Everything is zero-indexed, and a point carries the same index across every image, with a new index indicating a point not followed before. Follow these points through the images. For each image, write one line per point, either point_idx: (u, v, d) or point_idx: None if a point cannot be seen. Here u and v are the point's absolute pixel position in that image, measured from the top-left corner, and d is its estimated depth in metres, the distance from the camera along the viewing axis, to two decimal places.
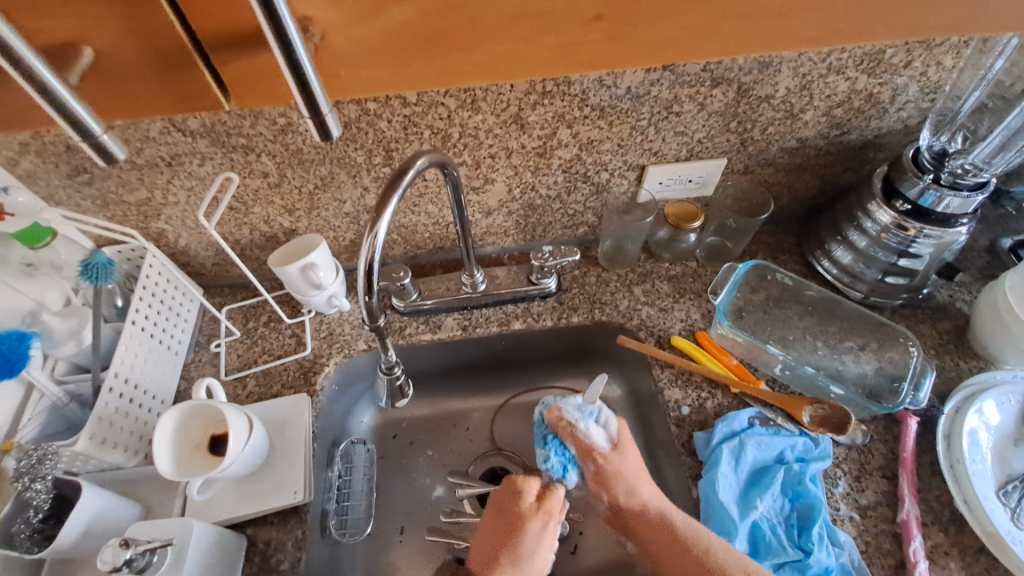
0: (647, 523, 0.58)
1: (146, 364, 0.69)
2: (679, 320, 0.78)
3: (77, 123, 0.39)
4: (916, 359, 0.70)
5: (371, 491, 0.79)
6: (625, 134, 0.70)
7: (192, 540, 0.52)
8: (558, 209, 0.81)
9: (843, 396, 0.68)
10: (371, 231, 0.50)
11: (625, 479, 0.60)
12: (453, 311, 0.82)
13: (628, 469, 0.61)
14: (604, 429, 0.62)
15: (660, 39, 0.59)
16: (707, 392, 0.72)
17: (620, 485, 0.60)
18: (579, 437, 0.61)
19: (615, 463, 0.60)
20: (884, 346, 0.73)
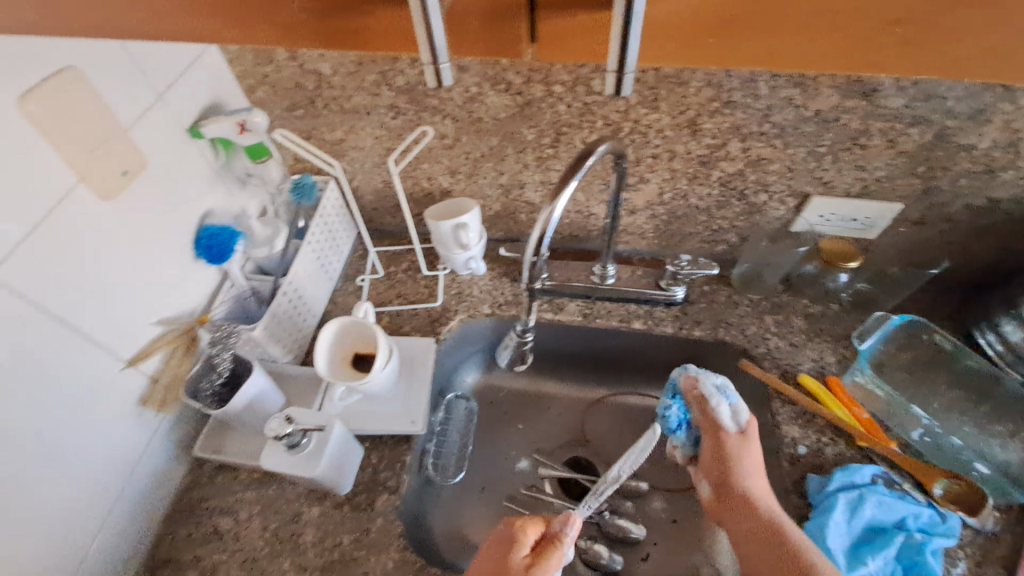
0: (749, 509, 0.59)
1: (310, 279, 0.80)
2: (809, 359, 0.75)
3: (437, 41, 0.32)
4: None
5: (464, 444, 0.85)
6: (798, 158, 0.69)
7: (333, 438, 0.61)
8: (702, 221, 0.80)
9: (985, 476, 0.64)
10: (550, 205, 0.52)
11: (740, 460, 0.61)
12: (576, 297, 0.85)
13: (742, 460, 0.61)
14: (733, 415, 0.63)
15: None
16: (829, 438, 0.69)
17: (739, 471, 0.61)
18: (707, 411, 0.64)
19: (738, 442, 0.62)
20: None
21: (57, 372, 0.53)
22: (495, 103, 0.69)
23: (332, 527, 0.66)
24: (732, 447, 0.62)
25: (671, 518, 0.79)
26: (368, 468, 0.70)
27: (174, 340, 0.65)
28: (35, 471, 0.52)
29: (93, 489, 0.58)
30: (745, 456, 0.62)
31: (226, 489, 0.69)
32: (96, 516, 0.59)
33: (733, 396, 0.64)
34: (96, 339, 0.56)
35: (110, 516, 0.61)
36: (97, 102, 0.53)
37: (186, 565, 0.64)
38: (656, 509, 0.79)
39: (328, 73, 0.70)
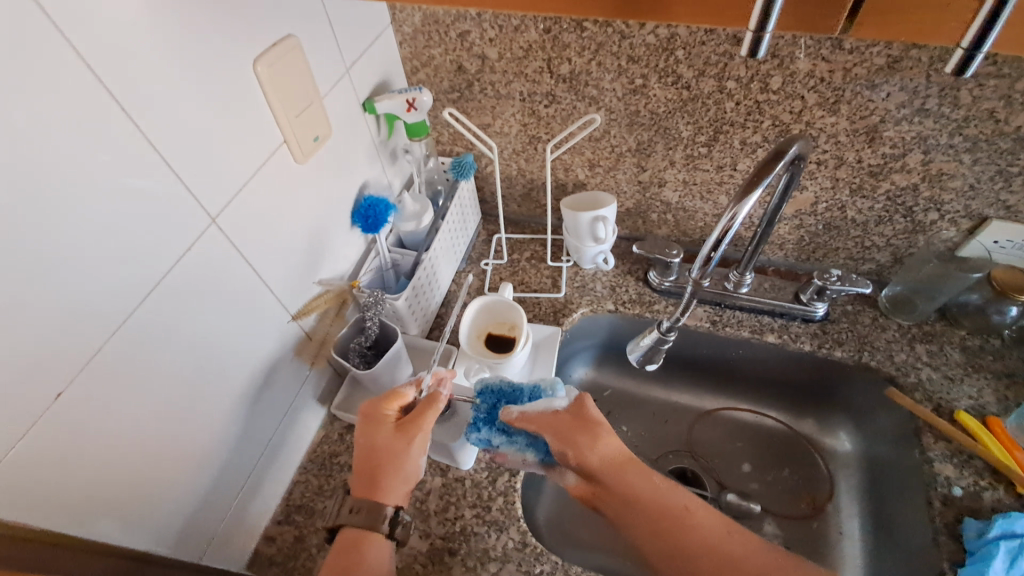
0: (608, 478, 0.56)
1: (443, 258, 0.82)
2: (967, 396, 0.69)
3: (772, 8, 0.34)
4: None
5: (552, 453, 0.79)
6: (986, 176, 0.64)
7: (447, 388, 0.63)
8: (855, 236, 0.76)
9: None
10: (732, 211, 0.52)
11: (591, 426, 0.58)
12: (705, 302, 0.82)
13: (559, 431, 0.58)
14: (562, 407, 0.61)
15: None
16: (987, 482, 0.63)
17: (582, 430, 0.58)
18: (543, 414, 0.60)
19: (573, 408, 0.60)
20: None
21: (247, 315, 0.57)
22: (658, 96, 0.68)
23: (452, 498, 0.67)
24: (563, 425, 0.59)
25: (786, 545, 0.74)
26: None
27: (330, 300, 0.69)
28: (219, 405, 0.55)
29: (254, 434, 0.62)
30: (567, 416, 0.59)
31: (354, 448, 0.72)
32: (253, 460, 0.62)
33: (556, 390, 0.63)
34: (274, 288, 0.60)
35: (261, 463, 0.64)
36: (304, 66, 0.57)
37: (318, 514, 0.67)
38: (771, 533, 0.75)
39: (493, 59, 0.72)
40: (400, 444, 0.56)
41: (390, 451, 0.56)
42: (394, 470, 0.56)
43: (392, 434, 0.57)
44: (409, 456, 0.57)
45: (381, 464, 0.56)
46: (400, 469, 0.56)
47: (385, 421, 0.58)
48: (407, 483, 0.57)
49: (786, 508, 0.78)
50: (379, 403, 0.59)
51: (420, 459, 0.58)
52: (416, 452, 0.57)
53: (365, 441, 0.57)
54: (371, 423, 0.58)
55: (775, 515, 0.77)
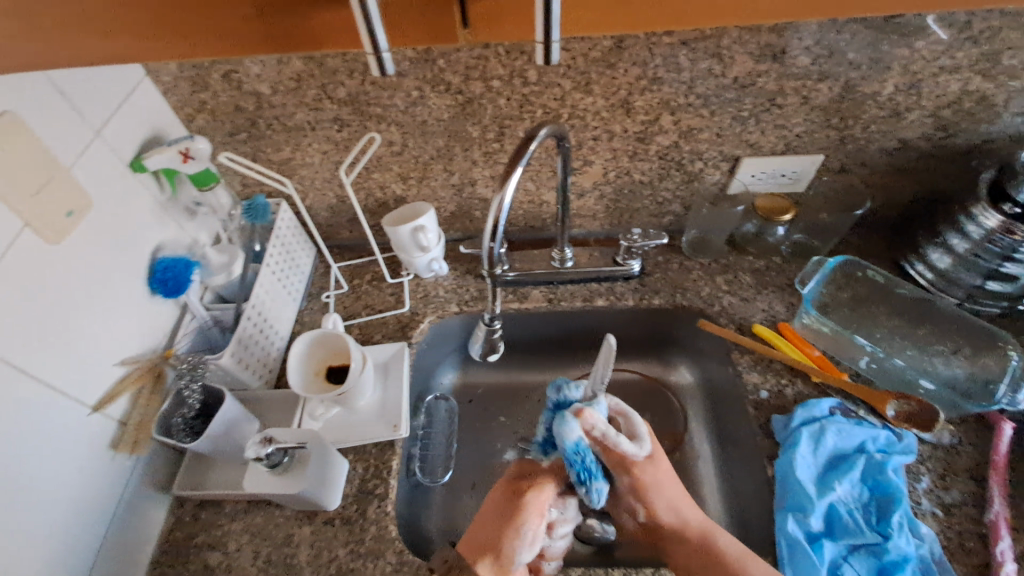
0: (678, 539, 0.62)
1: (272, 301, 0.78)
2: (761, 310, 0.80)
3: (372, 36, 0.38)
4: (1015, 365, 0.68)
5: (586, 487, 0.59)
6: (725, 124, 0.73)
7: (655, 455, 0.64)
8: (648, 195, 0.85)
9: (931, 391, 0.68)
10: (500, 191, 0.54)
11: (660, 493, 0.62)
12: (539, 284, 0.87)
13: (630, 495, 0.63)
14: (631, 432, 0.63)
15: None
16: (787, 379, 0.73)
17: (658, 504, 0.62)
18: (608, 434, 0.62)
19: (651, 476, 0.62)
20: (978, 351, 0.71)
21: (18, 420, 0.52)
22: (437, 104, 0.71)
23: (325, 542, 0.65)
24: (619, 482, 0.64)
25: None
26: (356, 479, 0.70)
27: (138, 379, 0.65)
28: (11, 527, 0.51)
29: (65, 546, 0.57)
30: (643, 480, 0.62)
31: (211, 523, 0.68)
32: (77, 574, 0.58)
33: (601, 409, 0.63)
34: (55, 384, 0.56)
35: (93, 575, 0.59)
36: (36, 146, 0.53)
37: None
38: None
39: (267, 93, 0.70)
40: (508, 500, 0.58)
41: (512, 506, 0.57)
42: (484, 526, 0.57)
43: (512, 496, 0.58)
44: (521, 519, 0.56)
45: (485, 518, 0.58)
46: (487, 525, 0.57)
47: (511, 488, 0.60)
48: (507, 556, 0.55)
49: None
50: (528, 467, 0.63)
51: (529, 530, 0.55)
52: (534, 510, 0.56)
53: (490, 503, 0.60)
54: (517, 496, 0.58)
55: None
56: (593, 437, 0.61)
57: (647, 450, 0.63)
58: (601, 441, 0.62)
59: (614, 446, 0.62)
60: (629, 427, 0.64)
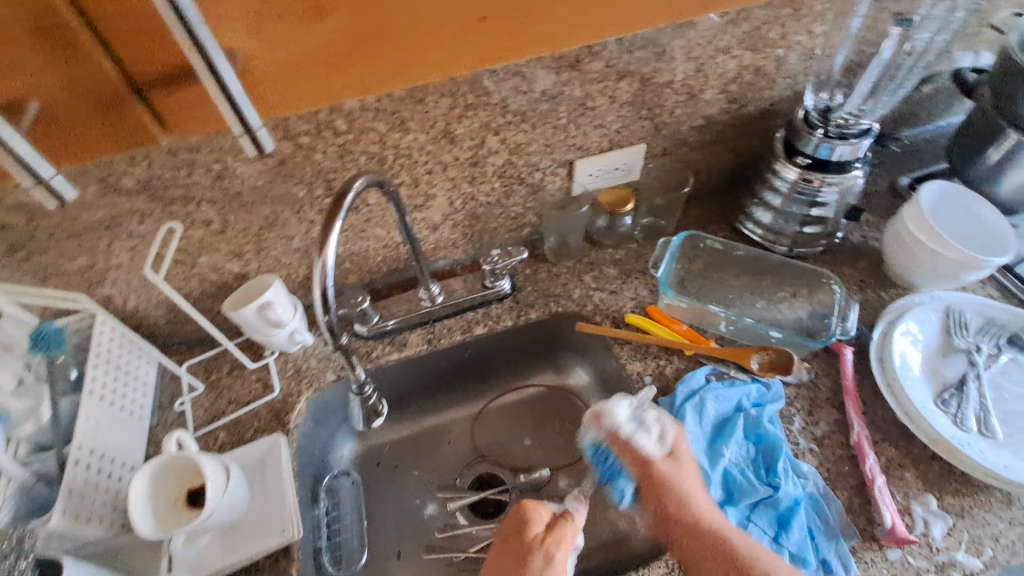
0: (677, 519, 0.60)
1: (109, 431, 0.67)
2: (629, 299, 0.83)
3: (31, 170, 0.47)
4: (840, 295, 0.78)
5: (613, 485, 0.68)
6: (549, 134, 0.75)
7: (680, 454, 0.64)
8: (500, 213, 0.85)
9: (782, 338, 0.74)
10: (320, 256, 0.52)
11: (670, 487, 0.62)
12: (415, 327, 0.83)
13: (645, 485, 0.64)
14: (656, 435, 0.65)
15: (484, 47, 0.63)
16: (665, 358, 0.76)
17: (665, 493, 0.62)
18: (630, 445, 0.65)
19: (664, 467, 0.63)
20: (812, 290, 0.80)
21: None
22: (247, 172, 0.65)
23: None
24: (648, 481, 0.64)
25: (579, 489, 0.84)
26: None
27: None
28: None
29: None
30: (655, 468, 0.63)
31: None
32: None
33: (643, 417, 0.66)
34: None
35: None
36: None
37: None
38: (563, 487, 0.85)
39: (35, 201, 0.60)
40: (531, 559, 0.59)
41: (521, 557, 0.60)
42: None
43: (541, 556, 0.59)
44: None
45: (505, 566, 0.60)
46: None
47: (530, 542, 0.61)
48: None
49: (566, 457, 0.88)
50: (535, 506, 0.64)
51: None
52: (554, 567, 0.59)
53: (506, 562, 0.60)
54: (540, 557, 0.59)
55: (561, 469, 0.87)
56: (606, 434, 0.67)
57: (670, 447, 0.64)
58: (614, 439, 0.66)
59: (629, 445, 0.65)
60: (657, 429, 0.65)
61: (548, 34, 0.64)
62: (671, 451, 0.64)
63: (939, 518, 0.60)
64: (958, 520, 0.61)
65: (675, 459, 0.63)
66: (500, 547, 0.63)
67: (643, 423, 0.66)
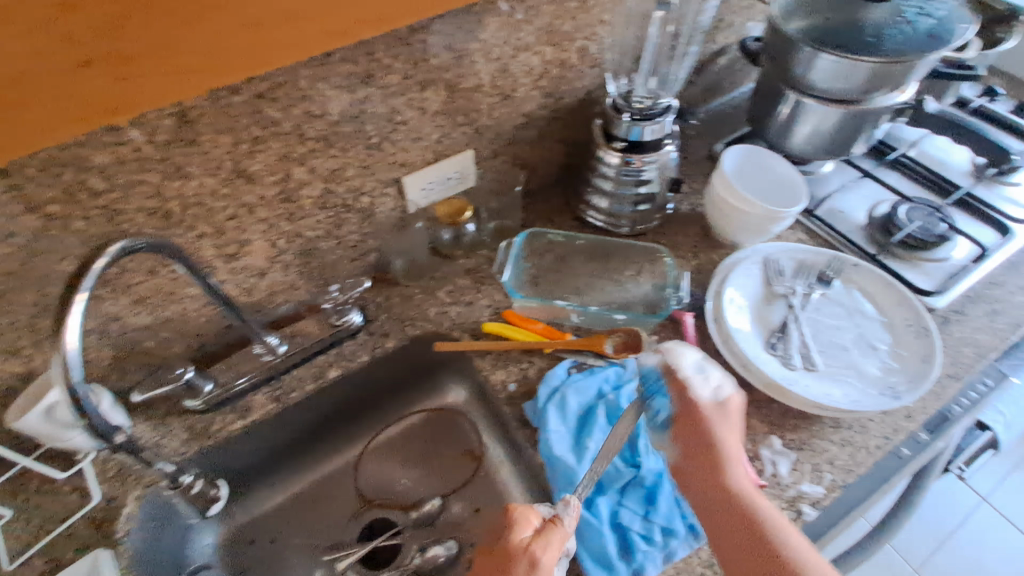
0: (700, 462, 0.56)
1: None
2: (486, 307, 0.82)
3: None
4: (673, 264, 0.83)
5: (645, 403, 0.63)
6: (363, 156, 0.71)
7: (729, 410, 0.59)
8: (335, 245, 0.79)
9: (626, 318, 0.77)
10: (61, 353, 0.45)
11: (716, 443, 0.56)
12: (260, 386, 0.76)
13: (681, 425, 0.59)
14: (710, 381, 0.61)
15: (158, 86, 0.50)
16: (527, 361, 0.76)
17: (707, 449, 0.56)
18: (685, 384, 0.60)
19: (713, 414, 0.58)
20: (650, 266, 0.84)
21: None
22: None
23: None
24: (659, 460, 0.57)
25: (476, 508, 0.82)
26: None
27: None
28: None
29: None
30: (704, 413, 0.58)
31: None
32: None
33: (695, 363, 0.62)
34: None
35: None
36: None
37: None
38: (458, 511, 0.82)
39: None
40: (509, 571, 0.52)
41: (504, 565, 0.53)
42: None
43: (524, 566, 0.52)
44: None
45: None
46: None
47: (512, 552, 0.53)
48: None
49: (458, 480, 0.86)
50: (522, 510, 0.56)
51: None
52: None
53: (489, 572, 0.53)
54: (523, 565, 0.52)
55: (454, 493, 0.84)
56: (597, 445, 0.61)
57: (725, 401, 0.59)
58: (674, 375, 0.61)
59: (685, 386, 0.60)
60: (710, 374, 0.61)
61: (214, 63, 0.51)
62: (710, 410, 0.58)
63: (783, 456, 0.65)
64: (800, 454, 0.66)
65: (717, 408, 0.58)
66: (484, 564, 0.54)
67: (699, 369, 0.62)
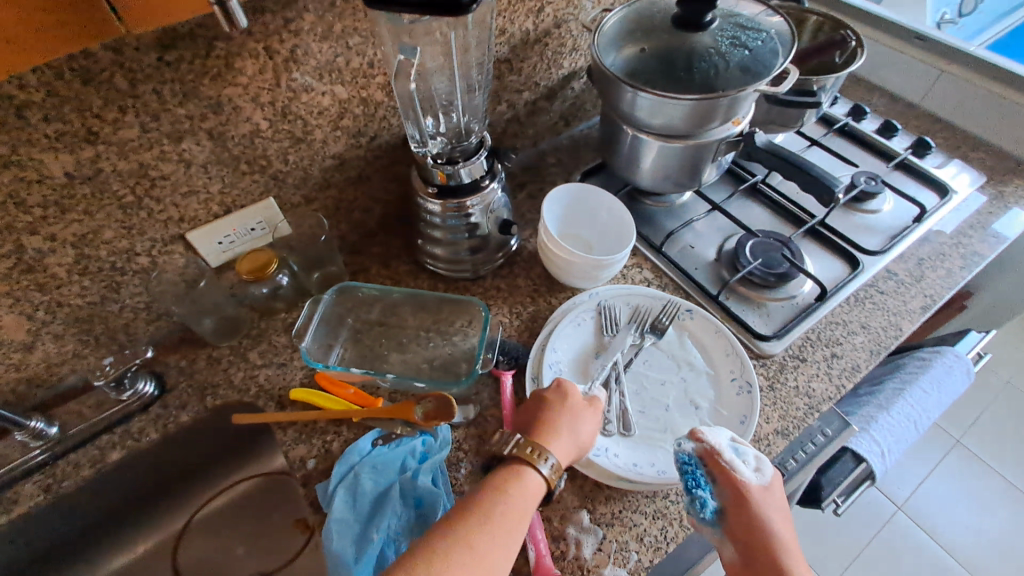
0: (762, 561, 0.52)
1: None
2: (300, 369, 0.74)
3: None
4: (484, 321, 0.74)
5: (691, 498, 0.56)
6: (119, 216, 0.62)
7: (777, 488, 0.56)
8: (119, 309, 0.71)
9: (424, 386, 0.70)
10: None
11: (773, 531, 0.53)
12: (32, 473, 0.68)
13: (732, 518, 0.54)
14: (749, 461, 0.57)
15: None
16: (333, 433, 0.69)
17: (765, 548, 0.52)
18: (729, 473, 0.56)
19: (766, 503, 0.54)
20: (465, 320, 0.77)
21: None
22: None
23: None
24: (744, 546, 0.53)
25: None
26: None
27: None
28: None
29: None
30: (756, 503, 0.54)
31: None
32: None
33: (733, 445, 0.58)
34: None
35: None
36: None
37: None
38: None
39: None
40: (561, 419, 0.58)
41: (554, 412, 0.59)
42: (497, 495, 0.50)
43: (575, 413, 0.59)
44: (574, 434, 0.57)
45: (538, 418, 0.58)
46: (509, 500, 0.50)
47: (554, 402, 0.59)
48: (473, 563, 0.45)
49: (283, 555, 0.80)
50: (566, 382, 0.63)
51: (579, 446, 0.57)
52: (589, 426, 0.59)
53: (535, 427, 0.57)
54: (579, 402, 0.60)
55: (276, 572, 0.78)
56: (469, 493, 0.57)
57: (769, 481, 0.56)
58: (715, 461, 0.57)
59: (730, 473, 0.56)
60: (743, 456, 0.58)
61: None
62: (762, 493, 0.55)
63: (590, 533, 0.60)
64: (608, 530, 0.61)
65: (769, 492, 0.55)
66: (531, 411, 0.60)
67: (738, 453, 0.58)
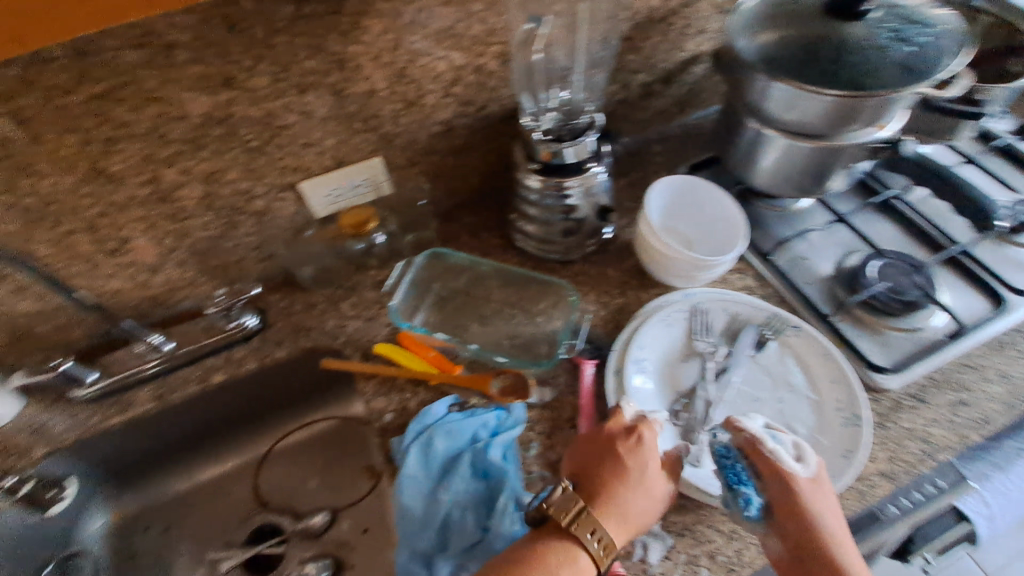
0: (812, 556, 0.49)
1: None
2: (385, 326, 0.77)
3: None
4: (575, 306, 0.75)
5: (733, 493, 0.54)
6: (243, 160, 0.66)
7: (823, 479, 0.53)
8: (233, 246, 0.76)
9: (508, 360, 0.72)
10: None
11: (825, 526, 0.50)
12: (145, 383, 0.76)
13: (780, 514, 0.51)
14: (792, 450, 0.54)
15: None
16: (410, 392, 0.71)
17: (818, 543, 0.49)
18: (773, 465, 0.53)
19: (813, 494, 0.51)
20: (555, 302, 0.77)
21: None
22: None
23: None
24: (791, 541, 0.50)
25: (363, 528, 0.79)
26: None
27: None
28: None
29: None
30: (804, 497, 0.51)
31: None
32: None
33: (773, 433, 0.55)
34: None
35: None
36: None
37: None
38: (344, 530, 0.79)
39: None
40: (631, 485, 0.54)
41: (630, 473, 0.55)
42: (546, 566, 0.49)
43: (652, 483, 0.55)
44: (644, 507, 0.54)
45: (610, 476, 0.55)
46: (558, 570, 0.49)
47: (632, 470, 0.55)
48: None
49: (352, 495, 0.81)
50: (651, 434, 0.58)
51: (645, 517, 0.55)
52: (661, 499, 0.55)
53: (598, 488, 0.54)
54: (656, 472, 0.55)
55: (344, 509, 0.80)
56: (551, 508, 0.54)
57: (815, 470, 0.53)
58: (754, 450, 0.54)
59: (775, 464, 0.53)
60: (784, 445, 0.55)
61: None
62: (808, 484, 0.52)
63: (658, 539, 0.58)
64: (676, 540, 0.58)
65: (815, 484, 0.52)
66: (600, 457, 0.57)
67: (778, 441, 0.55)
